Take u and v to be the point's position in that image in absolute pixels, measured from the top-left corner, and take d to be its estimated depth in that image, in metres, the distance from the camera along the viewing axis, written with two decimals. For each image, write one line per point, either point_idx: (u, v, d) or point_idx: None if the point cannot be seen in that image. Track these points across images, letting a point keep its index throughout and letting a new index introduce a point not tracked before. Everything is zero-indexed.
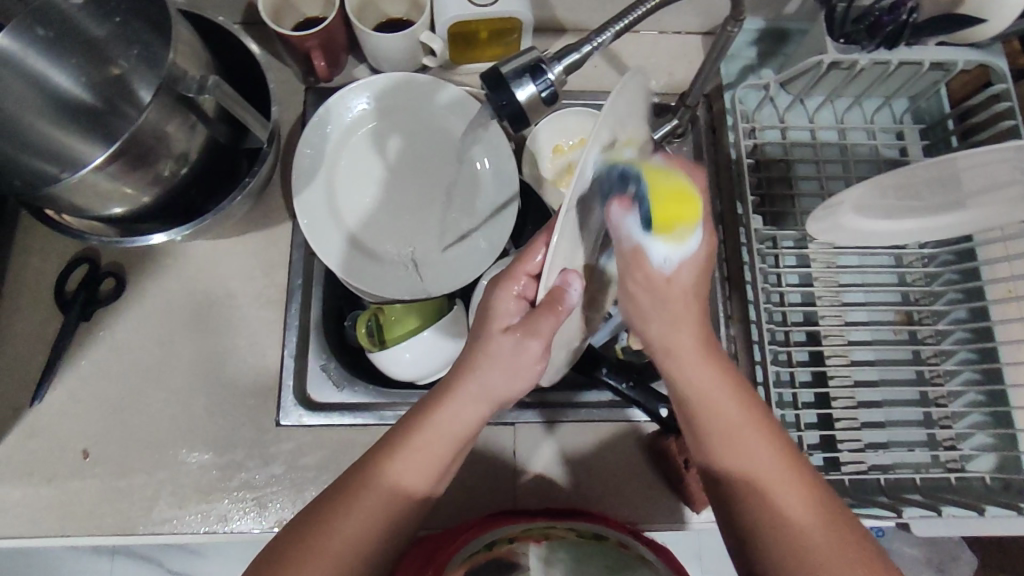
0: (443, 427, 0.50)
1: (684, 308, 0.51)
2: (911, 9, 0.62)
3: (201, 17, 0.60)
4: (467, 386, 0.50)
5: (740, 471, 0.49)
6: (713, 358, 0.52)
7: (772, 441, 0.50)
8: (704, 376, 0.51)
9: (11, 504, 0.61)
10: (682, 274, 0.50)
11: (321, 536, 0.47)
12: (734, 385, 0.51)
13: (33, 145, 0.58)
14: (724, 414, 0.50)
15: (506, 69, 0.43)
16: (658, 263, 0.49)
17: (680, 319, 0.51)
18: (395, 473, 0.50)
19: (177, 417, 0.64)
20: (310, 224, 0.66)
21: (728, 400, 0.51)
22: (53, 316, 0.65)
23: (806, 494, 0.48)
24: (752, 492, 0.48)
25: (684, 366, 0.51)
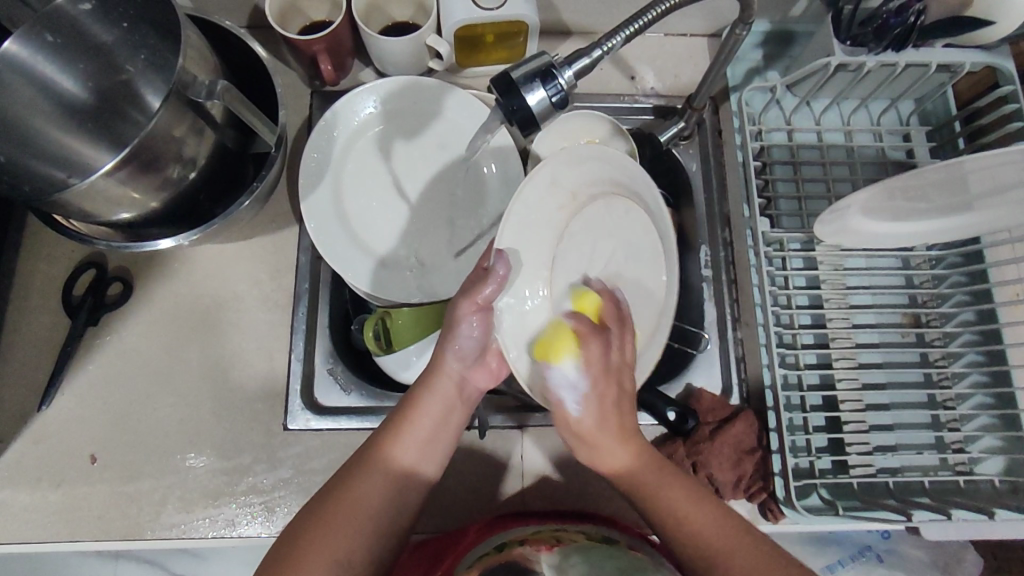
0: (433, 405, 0.56)
1: (594, 420, 0.51)
2: (919, 11, 0.62)
3: (208, 21, 0.60)
4: (448, 369, 0.56)
5: (667, 518, 0.54)
6: (626, 422, 0.53)
7: (702, 500, 0.55)
8: (613, 451, 0.53)
9: (19, 509, 0.61)
10: (596, 401, 0.51)
11: (331, 514, 0.52)
12: (636, 439, 0.54)
13: (41, 150, 0.58)
14: (638, 468, 0.55)
15: (516, 74, 0.43)
16: (564, 407, 0.51)
17: (608, 433, 0.52)
18: (393, 450, 0.55)
19: (184, 421, 0.64)
20: (317, 228, 0.66)
21: (627, 454, 0.54)
22: (61, 321, 0.65)
23: (727, 544, 0.53)
24: (677, 530, 0.54)
25: (592, 443, 0.53)
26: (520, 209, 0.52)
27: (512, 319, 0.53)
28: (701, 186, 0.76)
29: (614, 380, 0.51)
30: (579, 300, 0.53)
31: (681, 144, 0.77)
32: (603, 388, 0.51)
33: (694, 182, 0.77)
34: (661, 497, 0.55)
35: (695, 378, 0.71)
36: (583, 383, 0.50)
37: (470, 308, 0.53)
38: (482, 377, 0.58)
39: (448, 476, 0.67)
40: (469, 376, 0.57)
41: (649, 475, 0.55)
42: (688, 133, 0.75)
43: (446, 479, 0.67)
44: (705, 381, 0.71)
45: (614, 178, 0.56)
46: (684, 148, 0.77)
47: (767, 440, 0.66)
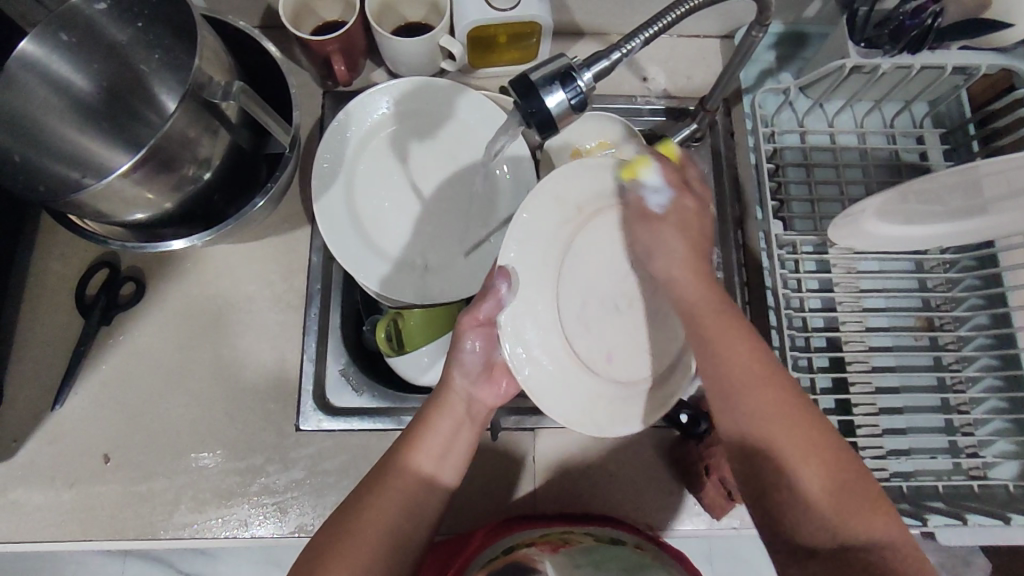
0: (446, 418, 0.57)
1: (690, 284, 0.50)
2: (935, 12, 0.62)
3: (223, 22, 0.60)
4: (455, 384, 0.57)
5: (787, 459, 0.45)
6: (738, 326, 0.49)
7: (732, 319, 0.49)
8: (703, 301, 0.50)
9: (33, 509, 0.61)
10: (677, 227, 0.52)
11: (358, 525, 0.52)
12: (748, 336, 0.49)
13: (56, 151, 0.58)
14: (763, 406, 0.46)
15: (536, 76, 0.43)
16: (648, 207, 0.52)
17: (677, 260, 0.51)
18: (414, 459, 0.55)
19: (196, 422, 0.64)
20: (330, 229, 0.66)
21: (762, 381, 0.47)
22: (74, 321, 0.65)
23: (761, 380, 0.47)
24: (748, 421, 0.46)
25: (697, 325, 0.49)
26: (521, 229, 0.51)
27: (526, 322, 0.52)
28: (714, 188, 0.76)
29: (691, 194, 0.53)
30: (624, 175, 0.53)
31: (693, 146, 0.76)
32: (682, 202, 0.52)
33: (706, 185, 0.76)
34: (751, 409, 0.46)
35: None
36: (668, 193, 0.52)
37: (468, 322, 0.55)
38: (485, 395, 0.59)
39: (459, 479, 0.67)
40: (477, 392, 0.59)
41: (755, 379, 0.47)
42: (700, 135, 0.75)
43: (456, 481, 0.67)
44: None
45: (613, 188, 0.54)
46: (697, 150, 0.77)
47: None
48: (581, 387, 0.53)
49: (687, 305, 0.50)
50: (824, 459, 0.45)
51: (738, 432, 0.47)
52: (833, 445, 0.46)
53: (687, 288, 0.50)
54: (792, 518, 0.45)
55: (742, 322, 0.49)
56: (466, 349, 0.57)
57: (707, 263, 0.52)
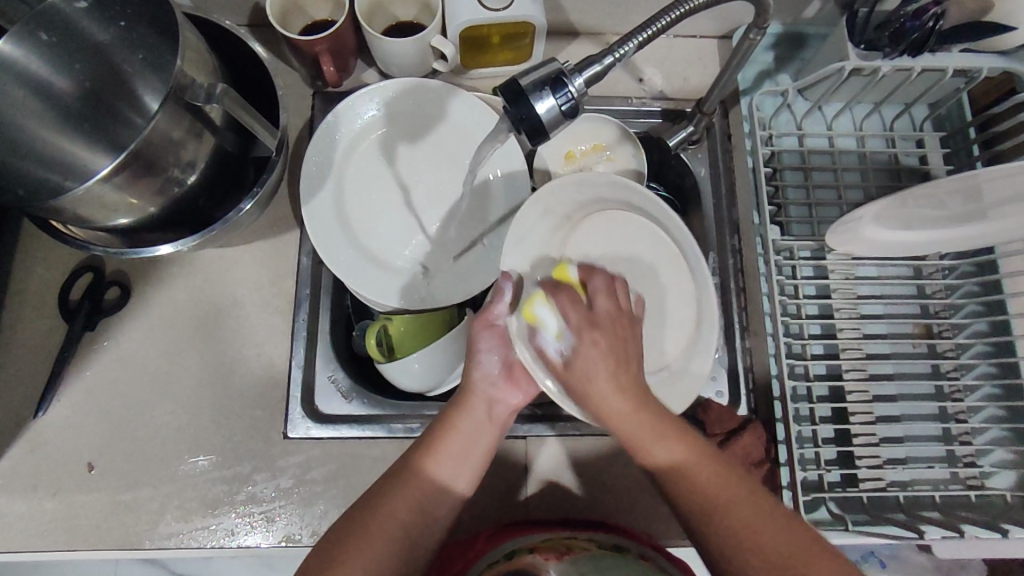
0: (466, 424, 0.57)
1: (612, 400, 0.48)
2: (937, 15, 0.61)
3: (208, 21, 0.58)
4: (477, 387, 0.58)
5: (742, 555, 0.47)
6: (649, 400, 0.49)
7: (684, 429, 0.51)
8: (644, 427, 0.48)
9: (15, 518, 0.60)
10: (597, 348, 0.48)
11: (373, 527, 0.52)
12: (659, 406, 0.50)
13: (36, 153, 0.57)
14: (701, 482, 0.50)
15: (525, 81, 0.42)
16: (554, 359, 0.50)
17: (600, 378, 0.47)
18: (436, 461, 0.56)
19: (182, 429, 0.63)
20: (319, 233, 0.64)
21: (694, 456, 0.50)
22: (57, 326, 0.64)
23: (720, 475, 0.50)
24: (690, 500, 0.49)
25: (625, 435, 0.49)
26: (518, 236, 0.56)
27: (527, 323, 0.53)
28: (710, 191, 0.75)
29: (600, 328, 0.49)
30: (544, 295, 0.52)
31: (690, 149, 0.75)
32: (591, 349, 0.48)
33: (702, 189, 0.75)
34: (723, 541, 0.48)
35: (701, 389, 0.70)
36: (571, 334, 0.49)
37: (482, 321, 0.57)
38: (509, 397, 0.59)
39: None
40: (497, 395, 0.59)
41: (681, 460, 0.50)
42: (697, 138, 0.73)
43: None
44: (713, 393, 0.70)
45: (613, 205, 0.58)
46: (694, 152, 0.75)
47: (776, 453, 0.65)
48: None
49: (669, 452, 0.50)
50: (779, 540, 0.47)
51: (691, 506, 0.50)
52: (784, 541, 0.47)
53: (662, 437, 0.49)
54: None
55: (649, 388, 0.50)
56: (484, 353, 0.59)
57: (637, 356, 0.49)
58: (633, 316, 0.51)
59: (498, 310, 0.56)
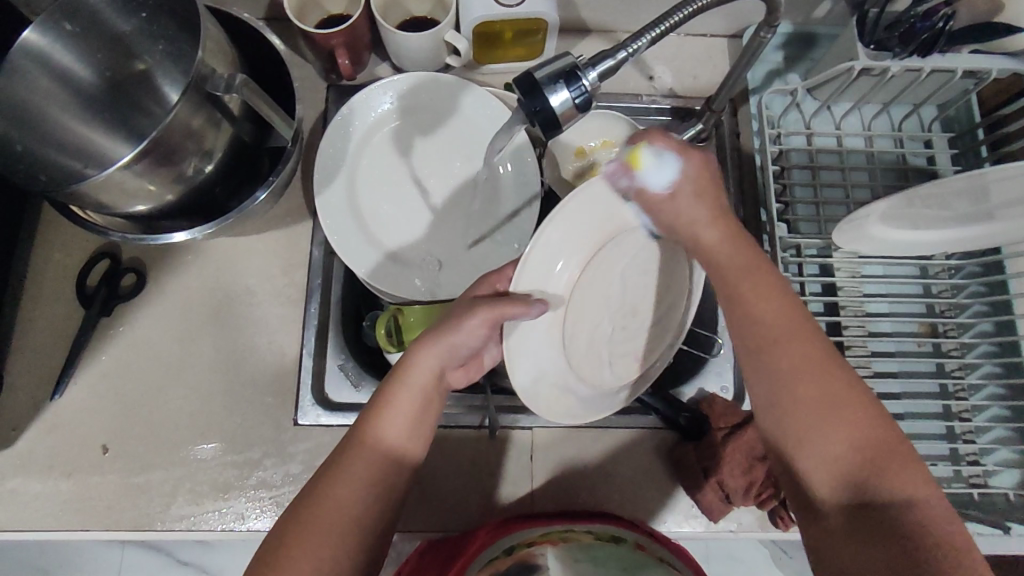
0: (411, 395, 0.51)
1: (710, 230, 0.53)
2: (947, 15, 0.62)
3: (227, 14, 0.59)
4: (426, 362, 0.51)
5: (820, 434, 0.45)
6: (772, 282, 0.50)
7: (807, 331, 0.48)
8: (735, 259, 0.52)
9: (31, 498, 0.61)
10: (689, 175, 0.54)
11: (315, 508, 0.47)
12: (770, 288, 0.50)
13: (58, 141, 0.58)
14: (785, 371, 0.47)
15: (539, 74, 0.43)
16: (655, 192, 0.54)
17: (685, 192, 0.54)
18: (381, 430, 0.50)
19: (194, 413, 0.64)
20: (331, 223, 0.65)
21: (795, 338, 0.48)
22: (75, 311, 0.65)
23: (813, 360, 0.47)
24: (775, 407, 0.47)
25: (723, 276, 0.52)
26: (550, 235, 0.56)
27: (518, 343, 0.56)
28: None
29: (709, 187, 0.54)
30: (632, 156, 0.55)
31: (698, 146, 0.76)
32: (695, 162, 0.54)
33: None
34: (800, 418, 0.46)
35: (706, 384, 0.70)
36: (676, 160, 0.54)
37: (483, 323, 0.52)
38: (457, 377, 0.57)
39: (454, 478, 0.67)
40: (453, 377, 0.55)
41: (775, 332, 0.48)
42: (706, 135, 0.74)
43: (453, 479, 0.67)
44: (720, 388, 0.70)
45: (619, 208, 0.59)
46: (702, 150, 0.76)
47: None
48: (551, 379, 0.60)
49: (773, 329, 0.48)
50: (834, 396, 0.46)
51: (757, 388, 0.48)
52: (860, 440, 0.45)
53: (774, 315, 0.49)
54: (830, 526, 0.45)
55: (764, 264, 0.51)
56: (449, 336, 0.52)
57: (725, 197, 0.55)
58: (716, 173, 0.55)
59: (505, 314, 0.53)
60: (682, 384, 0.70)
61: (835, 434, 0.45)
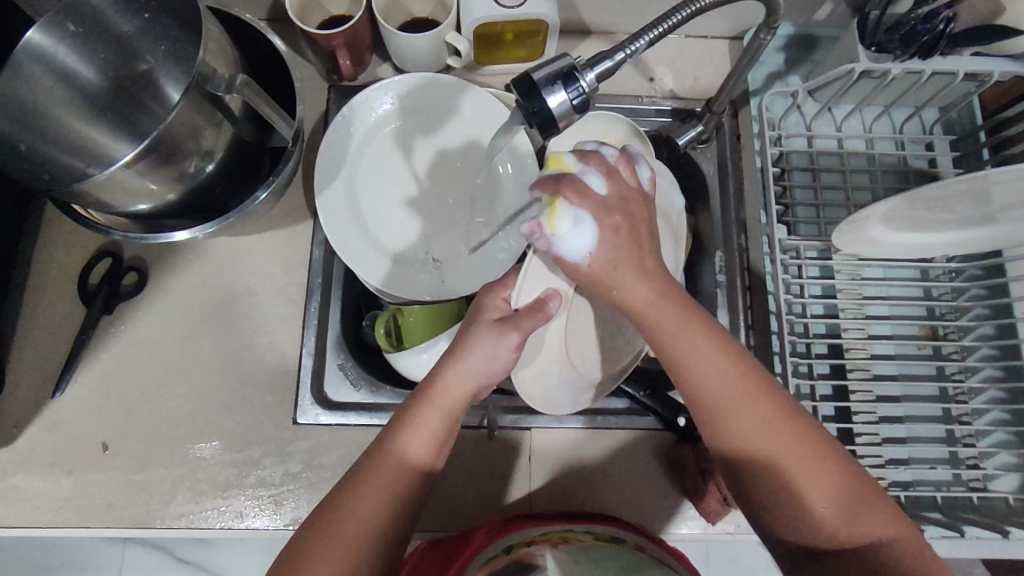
0: (439, 407, 0.50)
1: (634, 286, 0.45)
2: (948, 18, 0.62)
3: (229, 14, 0.60)
4: (456, 375, 0.50)
5: (804, 495, 0.45)
6: (699, 323, 0.46)
7: (751, 387, 0.46)
8: (666, 319, 0.45)
9: (31, 495, 0.62)
10: (611, 236, 0.45)
11: (337, 526, 0.47)
12: (705, 333, 0.46)
13: (61, 140, 0.58)
14: (743, 431, 0.46)
15: (537, 76, 0.43)
16: (578, 261, 0.45)
17: (626, 265, 0.45)
18: (407, 443, 0.49)
19: (194, 412, 0.65)
20: (332, 223, 0.66)
21: (749, 398, 0.46)
22: (76, 309, 0.66)
23: (774, 424, 0.45)
24: (744, 468, 0.47)
25: (653, 326, 0.46)
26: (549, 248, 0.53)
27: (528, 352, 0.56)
28: (719, 190, 0.75)
29: (619, 211, 0.46)
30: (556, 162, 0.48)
31: (699, 148, 0.76)
32: (622, 193, 0.47)
33: (711, 189, 0.75)
34: (780, 483, 0.46)
35: None
36: (592, 226, 0.45)
37: (520, 343, 0.50)
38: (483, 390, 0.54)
39: (454, 478, 0.67)
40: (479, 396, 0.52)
41: (736, 402, 0.46)
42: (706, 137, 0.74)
43: (454, 478, 0.67)
44: None
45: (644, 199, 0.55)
46: (703, 152, 0.76)
47: None
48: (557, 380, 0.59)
49: (717, 391, 0.46)
50: (797, 454, 0.45)
51: (730, 448, 0.47)
52: (836, 493, 0.45)
53: (717, 374, 0.46)
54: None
55: (700, 314, 0.46)
56: (484, 357, 0.50)
57: (654, 247, 0.47)
58: (642, 193, 0.48)
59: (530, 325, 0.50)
60: (680, 385, 0.70)
61: (812, 489, 0.45)
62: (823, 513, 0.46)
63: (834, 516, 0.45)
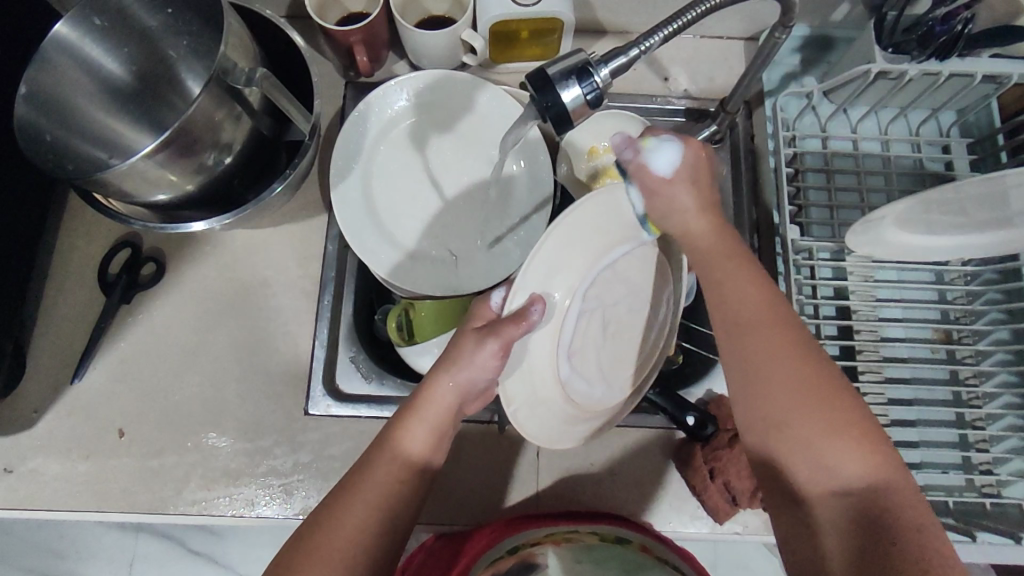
0: (429, 415, 0.53)
1: (691, 214, 0.51)
2: (967, 19, 0.61)
3: (249, 10, 0.61)
4: (451, 376, 0.54)
5: (807, 429, 0.45)
6: (744, 260, 0.50)
7: (782, 314, 0.48)
8: (716, 246, 0.50)
9: (49, 478, 0.63)
10: (688, 166, 0.51)
11: (343, 514, 0.48)
12: (745, 268, 0.49)
13: (85, 131, 0.60)
14: (764, 349, 0.46)
15: (552, 70, 0.43)
16: (661, 174, 0.50)
17: (684, 188, 0.51)
18: (402, 448, 0.52)
19: (209, 401, 0.66)
20: (347, 218, 0.67)
21: (775, 324, 0.47)
22: (96, 298, 0.67)
23: (791, 351, 0.46)
24: (746, 399, 0.47)
25: (703, 252, 0.51)
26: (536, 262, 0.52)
27: (520, 383, 0.56)
28: (732, 191, 0.75)
29: (690, 173, 0.51)
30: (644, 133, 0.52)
31: (712, 148, 0.75)
32: (695, 151, 0.52)
33: (723, 188, 0.75)
34: (784, 417, 0.45)
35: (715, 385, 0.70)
36: (678, 145, 0.51)
37: (500, 349, 0.52)
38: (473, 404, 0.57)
39: (463, 474, 0.68)
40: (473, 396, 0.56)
41: (759, 324, 0.47)
42: (720, 137, 0.74)
43: (463, 473, 0.67)
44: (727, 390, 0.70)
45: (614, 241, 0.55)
46: (716, 151, 0.76)
47: None
48: (558, 414, 0.59)
49: (744, 315, 0.48)
50: (804, 389, 0.45)
51: (741, 384, 0.47)
52: (841, 425, 0.44)
53: (743, 300, 0.48)
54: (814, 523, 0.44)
55: (744, 253, 0.50)
56: (470, 369, 0.53)
57: (715, 190, 0.52)
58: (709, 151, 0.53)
59: (512, 334, 0.51)
60: (690, 385, 0.70)
61: (813, 422, 0.45)
62: (823, 449, 0.45)
63: (839, 446, 0.44)
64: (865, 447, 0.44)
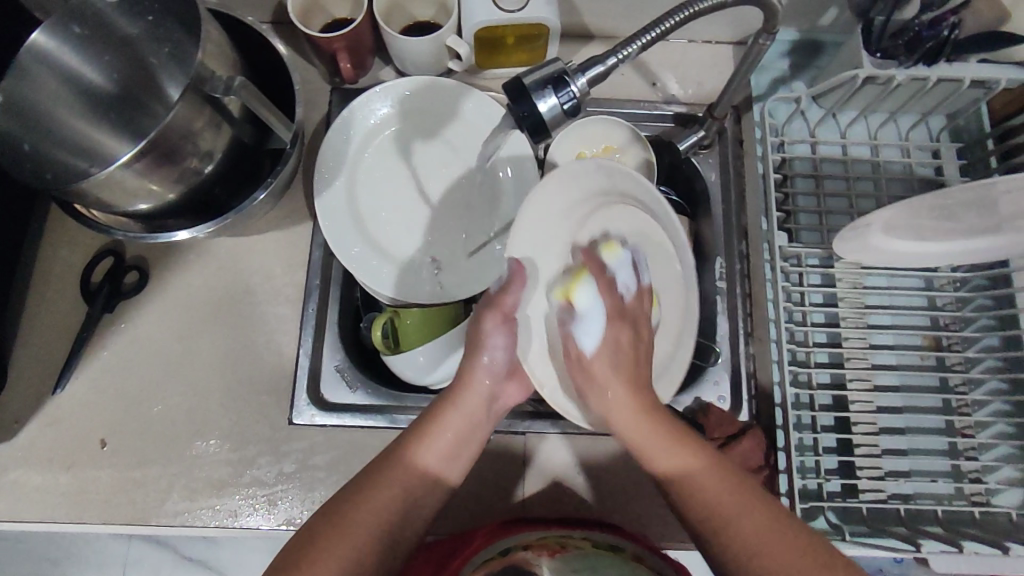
0: (456, 416, 0.56)
1: (628, 401, 0.51)
2: (954, 24, 0.61)
3: (231, 16, 0.60)
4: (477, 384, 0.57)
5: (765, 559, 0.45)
6: (655, 415, 0.51)
7: (720, 461, 0.50)
8: (631, 426, 0.51)
9: (31, 489, 0.62)
10: (611, 346, 0.53)
11: (351, 518, 0.50)
12: (665, 422, 0.51)
13: (63, 140, 0.59)
14: (711, 498, 0.48)
15: (529, 80, 0.43)
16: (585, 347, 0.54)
17: (623, 353, 0.53)
18: (421, 454, 0.54)
19: (192, 410, 0.65)
20: (330, 225, 0.66)
21: (707, 475, 0.49)
22: (79, 307, 0.67)
23: (738, 483, 0.49)
24: (705, 528, 0.48)
25: (631, 442, 0.52)
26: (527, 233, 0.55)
27: (542, 364, 0.55)
28: (720, 196, 0.75)
29: (626, 322, 0.54)
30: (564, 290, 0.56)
31: (701, 153, 0.75)
32: (618, 323, 0.54)
33: (712, 194, 0.75)
34: (748, 545, 0.46)
35: (703, 392, 0.69)
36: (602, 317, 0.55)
37: (499, 320, 0.56)
38: (509, 394, 0.59)
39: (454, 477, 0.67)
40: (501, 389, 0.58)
41: (700, 477, 0.50)
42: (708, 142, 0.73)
43: None
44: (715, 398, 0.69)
45: (607, 188, 0.55)
46: (704, 157, 0.75)
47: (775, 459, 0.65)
48: None
49: (677, 462, 0.50)
50: (760, 522, 0.47)
51: (699, 521, 0.48)
52: (802, 555, 0.45)
53: (667, 440, 0.51)
54: None
55: (660, 412, 0.52)
56: (491, 349, 0.56)
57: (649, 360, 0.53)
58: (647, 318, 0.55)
59: (510, 303, 0.55)
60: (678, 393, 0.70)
61: (776, 553, 0.45)
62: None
63: (804, 564, 0.45)
64: (829, 569, 0.44)
